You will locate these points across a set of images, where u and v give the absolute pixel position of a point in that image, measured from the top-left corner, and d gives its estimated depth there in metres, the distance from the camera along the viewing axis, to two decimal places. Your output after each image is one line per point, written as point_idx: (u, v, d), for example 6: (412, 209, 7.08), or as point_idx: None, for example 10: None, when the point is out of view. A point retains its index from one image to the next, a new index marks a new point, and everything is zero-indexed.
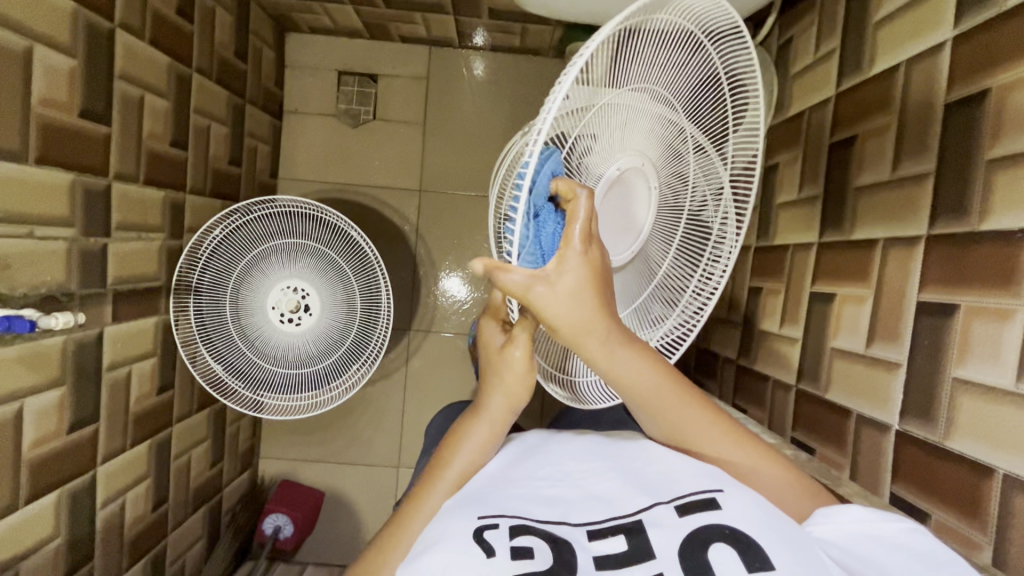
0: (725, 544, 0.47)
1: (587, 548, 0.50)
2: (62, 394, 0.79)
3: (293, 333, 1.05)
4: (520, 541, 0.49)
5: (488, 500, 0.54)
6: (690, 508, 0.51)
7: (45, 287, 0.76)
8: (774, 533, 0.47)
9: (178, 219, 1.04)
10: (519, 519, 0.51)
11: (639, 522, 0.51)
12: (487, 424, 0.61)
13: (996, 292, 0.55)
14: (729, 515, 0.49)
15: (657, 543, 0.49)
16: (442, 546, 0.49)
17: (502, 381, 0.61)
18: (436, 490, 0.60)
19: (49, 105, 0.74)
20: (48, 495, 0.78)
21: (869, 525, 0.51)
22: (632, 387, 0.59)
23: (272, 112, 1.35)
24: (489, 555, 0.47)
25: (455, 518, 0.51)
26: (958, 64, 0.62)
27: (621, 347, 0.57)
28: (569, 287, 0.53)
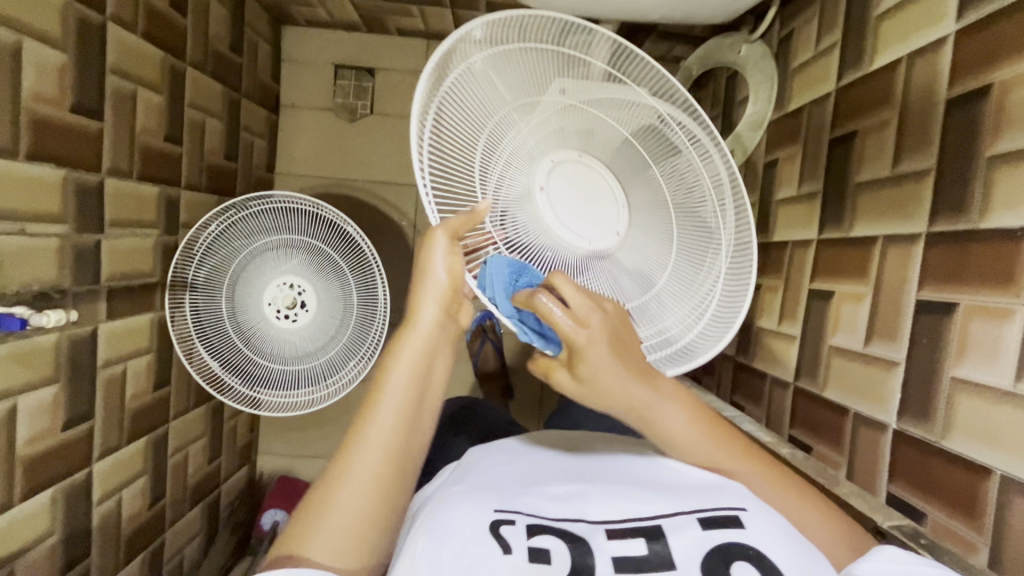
0: (749, 564, 0.46)
1: (606, 548, 0.48)
2: (56, 391, 0.79)
3: (289, 329, 1.06)
4: (537, 541, 0.48)
5: (509, 498, 0.53)
6: (716, 524, 0.50)
7: (37, 284, 0.75)
8: (799, 560, 0.46)
9: (173, 215, 1.03)
10: (534, 521, 0.50)
11: (660, 527, 0.50)
12: (404, 375, 0.57)
13: (995, 291, 0.54)
14: (754, 535, 0.48)
15: (677, 551, 0.47)
16: (456, 532, 0.48)
17: (436, 285, 0.59)
18: (378, 415, 0.56)
19: (40, 100, 0.73)
20: (43, 493, 0.78)
21: None
22: (672, 439, 0.60)
23: (269, 106, 1.34)
24: (503, 554, 0.46)
25: (467, 510, 0.50)
26: (960, 60, 0.61)
27: (659, 400, 0.59)
28: (597, 362, 0.56)
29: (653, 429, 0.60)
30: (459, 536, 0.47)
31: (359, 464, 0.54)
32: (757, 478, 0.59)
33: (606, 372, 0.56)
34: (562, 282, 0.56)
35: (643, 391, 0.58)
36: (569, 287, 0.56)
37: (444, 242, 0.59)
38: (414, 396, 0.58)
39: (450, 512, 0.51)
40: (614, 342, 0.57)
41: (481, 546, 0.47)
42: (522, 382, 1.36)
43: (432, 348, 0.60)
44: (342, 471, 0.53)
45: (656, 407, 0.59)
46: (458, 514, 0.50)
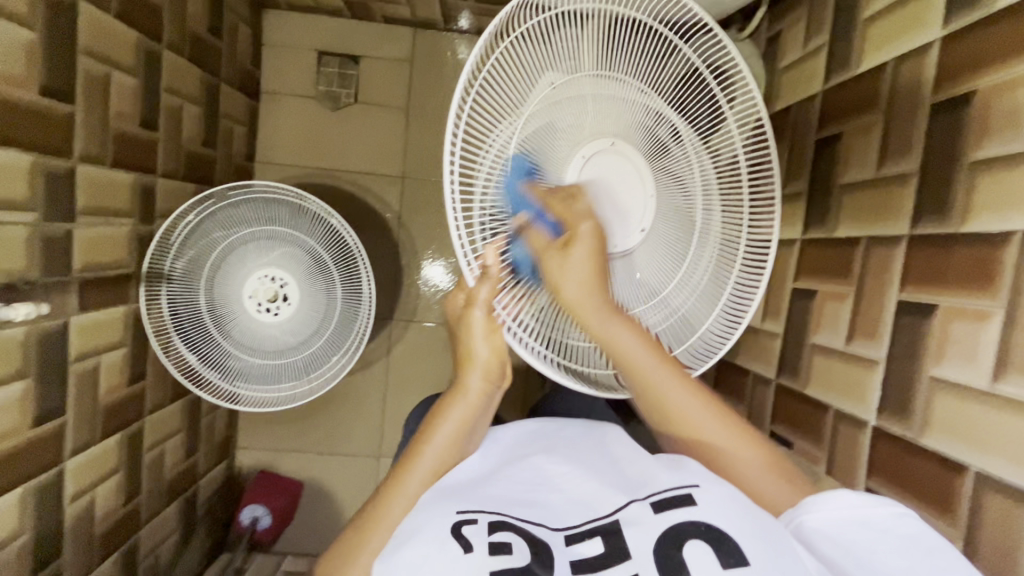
0: (701, 541, 0.46)
1: (564, 551, 0.48)
2: (24, 387, 0.75)
3: (270, 323, 1.03)
4: (498, 536, 0.48)
5: (471, 497, 0.53)
6: (667, 504, 0.49)
7: (5, 275, 0.72)
8: (752, 527, 0.46)
9: (148, 203, 1.00)
10: (497, 515, 0.50)
11: (616, 522, 0.49)
12: (464, 404, 0.64)
13: (975, 294, 0.56)
14: (703, 511, 0.47)
15: (632, 543, 0.47)
16: (416, 541, 0.48)
17: (481, 361, 0.66)
18: (421, 459, 0.60)
19: (6, 81, 0.69)
20: (12, 492, 0.75)
21: (859, 511, 0.49)
22: (626, 363, 0.62)
23: (248, 92, 1.30)
24: (466, 550, 0.47)
25: (435, 509, 0.51)
26: (944, 67, 0.62)
27: (613, 317, 0.61)
28: (575, 278, 0.61)
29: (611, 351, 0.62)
30: (419, 545, 0.48)
31: (394, 509, 0.58)
32: (711, 424, 0.60)
33: (585, 277, 0.61)
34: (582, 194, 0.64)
35: (598, 310, 0.61)
36: (587, 202, 0.64)
37: (480, 318, 0.65)
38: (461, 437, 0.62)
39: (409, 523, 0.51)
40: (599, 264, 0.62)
41: (440, 555, 0.47)
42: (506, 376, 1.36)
43: (474, 407, 0.65)
44: (381, 513, 0.58)
45: (613, 334, 0.61)
46: (416, 523, 0.50)
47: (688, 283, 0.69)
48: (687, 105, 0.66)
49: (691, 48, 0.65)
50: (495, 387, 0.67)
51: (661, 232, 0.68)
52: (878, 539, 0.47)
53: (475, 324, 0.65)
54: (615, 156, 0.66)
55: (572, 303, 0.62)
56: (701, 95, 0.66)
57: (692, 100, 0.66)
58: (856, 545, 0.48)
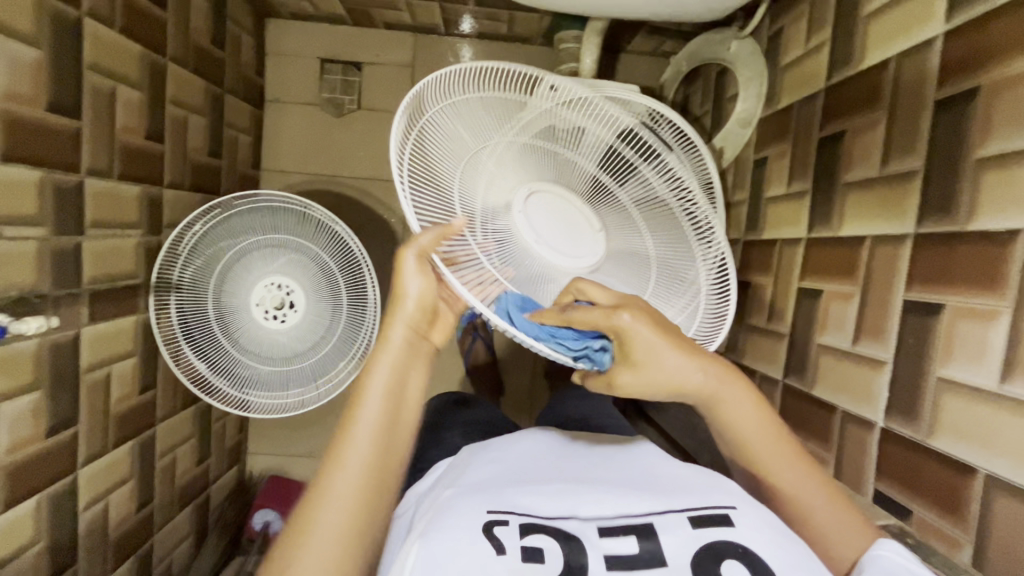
0: (738, 562, 0.46)
1: (600, 546, 0.48)
2: (37, 398, 0.77)
3: (278, 330, 1.05)
4: (532, 540, 0.48)
5: (506, 497, 0.53)
6: (703, 521, 0.49)
7: (16, 289, 0.73)
8: (786, 552, 0.46)
9: (156, 214, 1.01)
10: (528, 518, 0.50)
11: (650, 525, 0.49)
12: (390, 354, 0.58)
13: (983, 293, 0.55)
14: (742, 531, 0.48)
15: (668, 551, 0.47)
16: (456, 529, 0.47)
17: (411, 302, 0.59)
18: (358, 426, 0.55)
19: (14, 99, 0.71)
20: (28, 501, 0.76)
21: (912, 562, 0.50)
22: (739, 434, 0.60)
23: (253, 101, 1.32)
24: (500, 551, 0.46)
25: (467, 504, 0.51)
26: (948, 62, 0.61)
27: (722, 386, 0.60)
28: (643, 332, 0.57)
29: (715, 412, 0.61)
30: (461, 532, 0.47)
31: (341, 479, 0.53)
32: (825, 507, 0.57)
33: (655, 350, 0.57)
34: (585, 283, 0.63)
35: (671, 351, 0.58)
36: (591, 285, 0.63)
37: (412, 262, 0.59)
38: (392, 404, 0.57)
39: (443, 512, 0.50)
40: (657, 324, 0.58)
41: (481, 545, 0.46)
42: (512, 379, 1.37)
43: (413, 351, 0.60)
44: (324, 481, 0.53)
45: (723, 398, 0.60)
46: (450, 514, 0.50)
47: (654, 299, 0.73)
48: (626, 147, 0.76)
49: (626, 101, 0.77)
50: (423, 338, 0.61)
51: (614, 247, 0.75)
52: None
53: (407, 265, 0.59)
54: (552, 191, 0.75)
55: (643, 392, 0.59)
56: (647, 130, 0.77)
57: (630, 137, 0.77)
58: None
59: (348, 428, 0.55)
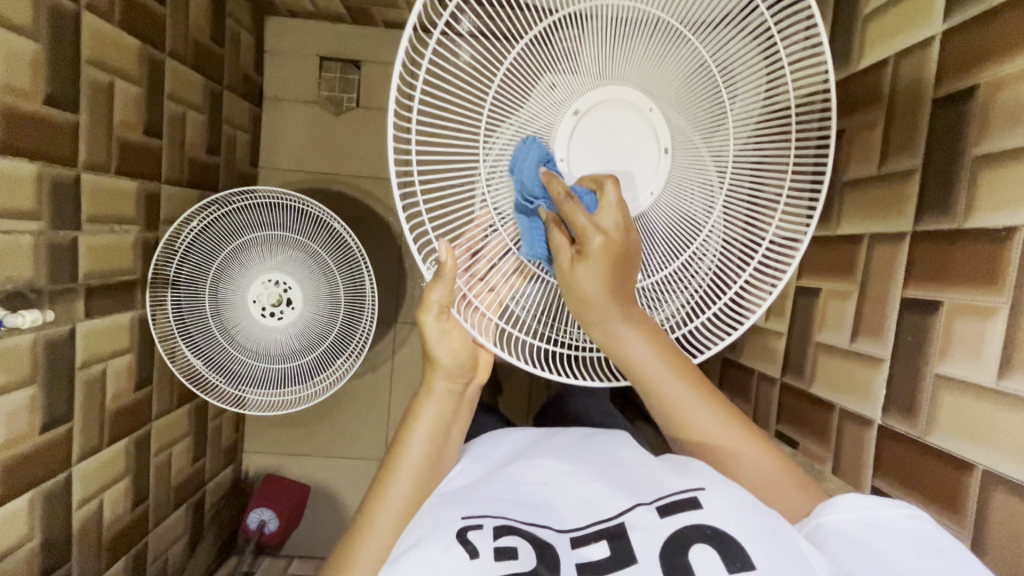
0: (707, 545, 0.45)
1: (570, 555, 0.47)
2: (32, 394, 0.76)
3: (274, 326, 1.03)
4: (505, 542, 0.48)
5: (477, 500, 0.52)
6: (672, 509, 0.49)
7: (12, 283, 0.73)
8: (755, 530, 0.46)
9: (153, 210, 1.01)
10: (501, 519, 0.50)
11: (621, 525, 0.48)
12: (435, 404, 0.63)
13: (979, 290, 0.55)
14: (710, 515, 0.47)
15: (639, 547, 0.47)
16: (425, 546, 0.47)
17: (444, 365, 0.64)
18: (401, 470, 0.59)
19: (12, 92, 0.70)
20: (22, 496, 0.76)
21: (868, 513, 0.49)
22: (635, 370, 0.61)
23: (252, 99, 1.31)
24: (472, 557, 0.46)
25: (441, 517, 0.50)
26: (946, 61, 0.62)
27: (618, 321, 0.60)
28: (589, 276, 0.58)
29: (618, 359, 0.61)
30: (427, 551, 0.47)
31: (383, 517, 0.57)
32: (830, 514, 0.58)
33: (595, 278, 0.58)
34: (610, 185, 0.59)
35: (612, 306, 0.59)
36: (614, 194, 0.58)
37: (433, 321, 0.63)
38: (435, 448, 0.61)
39: (413, 532, 0.51)
40: (611, 269, 0.58)
41: (447, 562, 0.46)
42: (511, 379, 1.36)
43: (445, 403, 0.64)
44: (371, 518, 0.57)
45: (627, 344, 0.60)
46: (422, 533, 0.49)
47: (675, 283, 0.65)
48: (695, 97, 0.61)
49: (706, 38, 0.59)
50: (463, 384, 0.65)
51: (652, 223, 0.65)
52: (888, 537, 0.47)
53: (428, 326, 0.63)
54: (610, 106, 0.63)
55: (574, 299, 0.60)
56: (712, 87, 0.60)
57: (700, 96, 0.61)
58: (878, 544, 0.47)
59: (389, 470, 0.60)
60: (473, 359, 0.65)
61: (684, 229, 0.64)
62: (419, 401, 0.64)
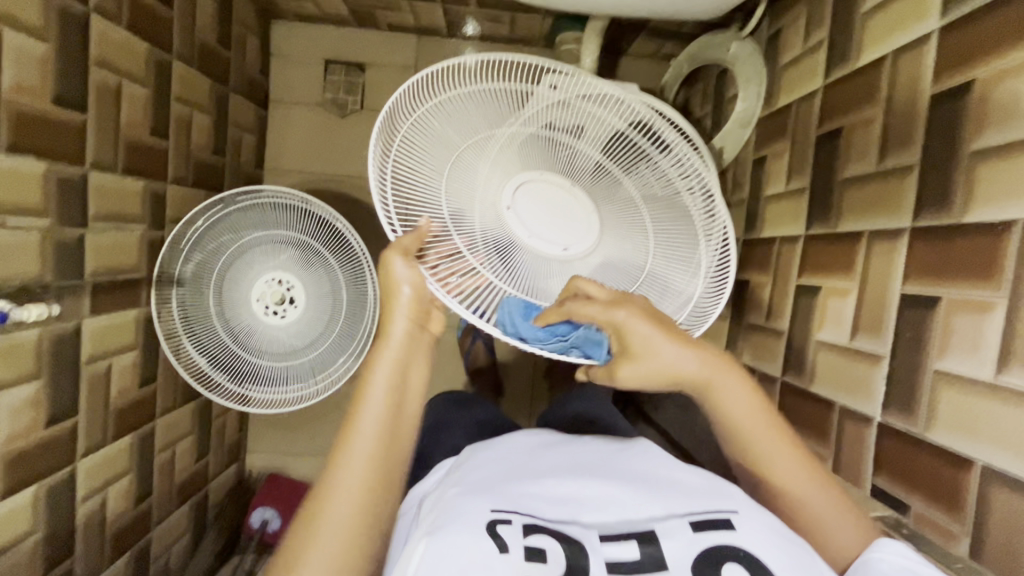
0: (738, 565, 0.46)
1: (600, 551, 0.48)
2: (38, 388, 0.78)
3: (277, 324, 1.05)
4: (534, 540, 0.47)
5: (504, 495, 0.52)
6: (703, 524, 0.49)
7: (20, 278, 0.74)
8: (788, 560, 0.46)
9: (159, 209, 1.02)
10: (530, 518, 0.49)
11: (652, 531, 0.49)
12: (394, 349, 0.59)
13: (977, 284, 0.55)
14: (744, 537, 0.47)
15: (670, 556, 0.47)
16: (452, 530, 0.47)
17: (403, 301, 0.61)
18: (364, 418, 0.55)
19: (20, 91, 0.72)
20: (27, 490, 0.77)
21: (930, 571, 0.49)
22: (732, 419, 0.60)
23: (258, 101, 1.33)
24: (503, 551, 0.45)
25: (469, 507, 0.50)
26: (943, 58, 0.62)
27: (723, 378, 0.59)
28: (642, 332, 0.59)
29: (711, 399, 0.60)
30: (451, 536, 0.46)
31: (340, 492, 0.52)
32: (810, 488, 0.57)
33: (651, 342, 0.59)
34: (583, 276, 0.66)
35: (665, 339, 0.59)
36: (585, 283, 0.65)
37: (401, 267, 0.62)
38: (398, 395, 0.57)
39: (439, 515, 0.50)
40: (652, 318, 0.60)
41: (478, 549, 0.45)
42: (513, 381, 1.37)
43: (403, 360, 0.59)
44: (332, 484, 0.53)
45: (717, 385, 0.59)
46: (451, 515, 0.49)
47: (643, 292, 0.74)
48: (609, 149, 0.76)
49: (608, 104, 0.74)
50: (422, 330, 0.62)
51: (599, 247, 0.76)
52: None
53: (393, 262, 0.62)
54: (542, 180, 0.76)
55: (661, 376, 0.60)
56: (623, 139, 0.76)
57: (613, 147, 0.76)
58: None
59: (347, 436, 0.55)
60: (427, 310, 0.63)
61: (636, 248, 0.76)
62: (376, 348, 0.59)
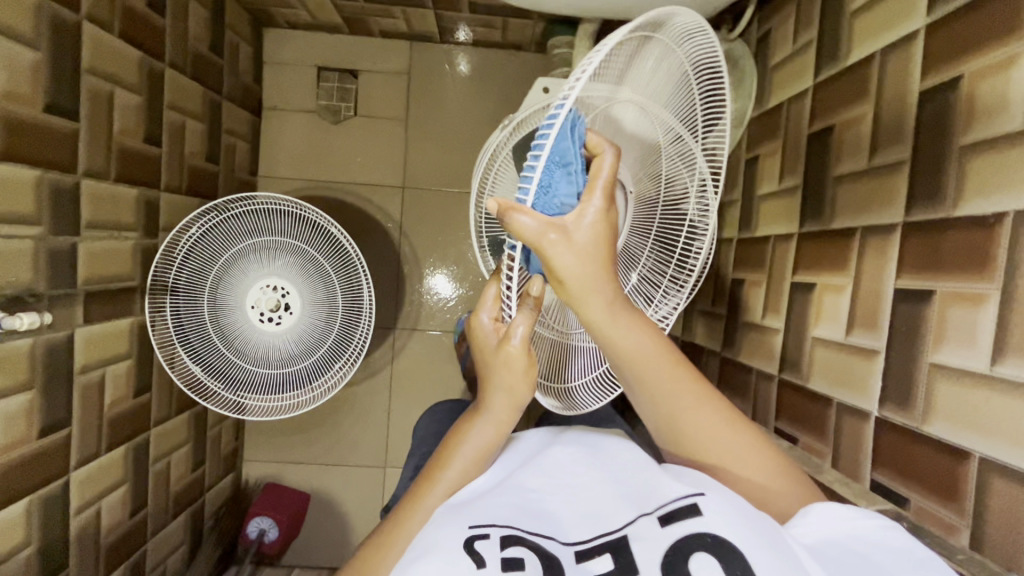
0: (706, 553, 0.45)
1: (575, 568, 0.47)
2: (31, 398, 0.77)
3: (273, 332, 1.03)
4: (512, 552, 0.47)
5: (482, 508, 0.52)
6: (674, 516, 0.48)
7: (11, 287, 0.74)
8: (757, 538, 0.45)
9: (152, 217, 1.02)
10: (509, 528, 0.49)
11: (623, 538, 0.48)
12: (488, 423, 0.61)
13: (971, 277, 0.55)
14: (710, 522, 0.46)
15: (642, 559, 0.46)
16: (431, 555, 0.47)
17: (503, 386, 0.60)
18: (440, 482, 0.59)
19: (12, 99, 0.72)
20: (19, 502, 0.76)
21: (849, 524, 0.49)
22: (631, 359, 0.58)
23: (251, 109, 1.33)
24: (479, 566, 0.46)
25: (448, 525, 0.50)
26: (931, 53, 0.62)
27: (623, 316, 0.57)
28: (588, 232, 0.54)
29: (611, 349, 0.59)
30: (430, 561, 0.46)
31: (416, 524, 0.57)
32: None
33: (600, 234, 0.55)
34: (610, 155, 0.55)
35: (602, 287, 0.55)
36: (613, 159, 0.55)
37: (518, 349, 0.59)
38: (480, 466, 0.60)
39: (416, 542, 0.49)
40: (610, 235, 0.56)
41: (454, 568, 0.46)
42: None
43: (493, 426, 0.61)
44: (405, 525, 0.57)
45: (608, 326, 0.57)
46: (429, 536, 0.49)
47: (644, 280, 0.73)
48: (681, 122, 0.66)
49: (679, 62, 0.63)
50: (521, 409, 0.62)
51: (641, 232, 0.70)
52: (870, 547, 0.47)
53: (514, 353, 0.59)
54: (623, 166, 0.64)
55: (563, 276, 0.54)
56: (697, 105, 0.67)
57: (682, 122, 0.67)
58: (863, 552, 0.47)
59: (422, 489, 0.59)
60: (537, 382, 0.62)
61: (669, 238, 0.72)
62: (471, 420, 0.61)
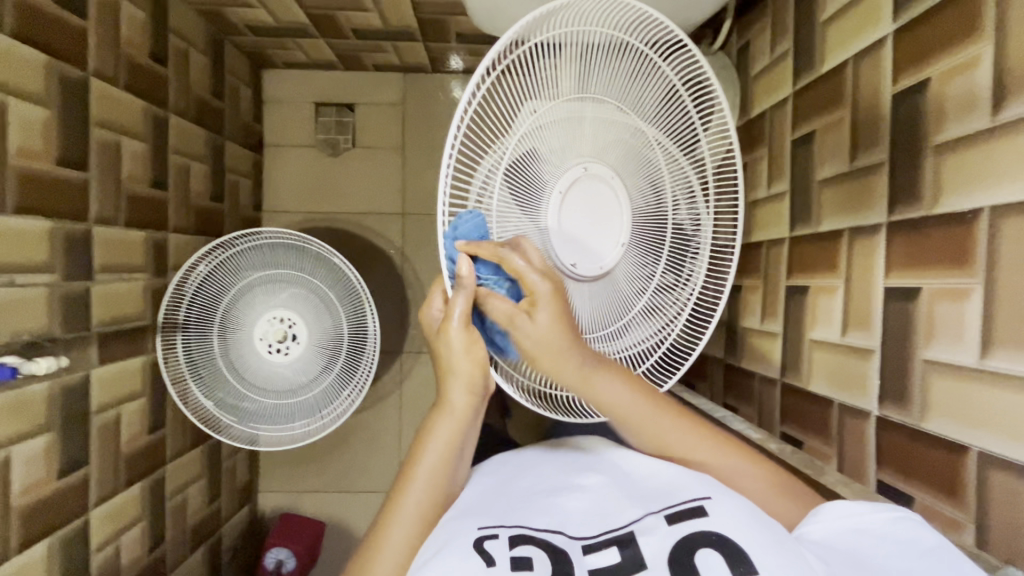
0: (713, 550, 0.45)
1: (583, 561, 0.48)
2: (49, 440, 0.79)
3: (282, 362, 1.06)
4: (520, 551, 0.48)
5: (494, 515, 0.54)
6: (679, 516, 0.49)
7: (28, 333, 0.77)
8: (764, 539, 0.45)
9: (161, 257, 1.05)
10: (519, 530, 0.51)
11: (630, 533, 0.50)
12: (451, 418, 0.63)
13: (955, 273, 0.56)
14: (715, 521, 0.47)
15: (648, 552, 0.47)
16: (445, 552, 0.48)
17: (462, 374, 0.62)
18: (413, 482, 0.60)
19: (25, 156, 0.76)
20: (40, 543, 0.77)
21: (856, 518, 0.50)
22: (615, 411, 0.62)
23: (253, 147, 1.38)
24: (489, 564, 0.47)
25: (458, 527, 0.52)
26: (900, 58, 0.64)
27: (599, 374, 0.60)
28: (546, 318, 0.58)
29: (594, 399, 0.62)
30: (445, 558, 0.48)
31: (396, 531, 0.58)
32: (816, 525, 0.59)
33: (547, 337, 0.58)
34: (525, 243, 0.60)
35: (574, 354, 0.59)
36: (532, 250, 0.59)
37: (457, 332, 0.61)
38: (449, 458, 0.62)
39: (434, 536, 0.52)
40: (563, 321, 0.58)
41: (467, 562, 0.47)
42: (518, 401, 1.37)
43: (460, 420, 0.63)
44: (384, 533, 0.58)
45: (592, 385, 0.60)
46: (442, 539, 0.51)
47: (664, 289, 0.71)
48: (663, 120, 0.67)
49: (655, 71, 0.65)
50: (481, 398, 0.64)
51: (636, 244, 0.69)
52: (877, 543, 0.48)
53: (453, 336, 0.61)
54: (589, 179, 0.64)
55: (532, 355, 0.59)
56: (676, 111, 0.67)
57: (667, 124, 0.67)
58: (851, 548, 0.48)
59: (416, 457, 0.61)
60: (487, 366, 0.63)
61: (667, 247, 0.70)
62: (433, 418, 0.63)
